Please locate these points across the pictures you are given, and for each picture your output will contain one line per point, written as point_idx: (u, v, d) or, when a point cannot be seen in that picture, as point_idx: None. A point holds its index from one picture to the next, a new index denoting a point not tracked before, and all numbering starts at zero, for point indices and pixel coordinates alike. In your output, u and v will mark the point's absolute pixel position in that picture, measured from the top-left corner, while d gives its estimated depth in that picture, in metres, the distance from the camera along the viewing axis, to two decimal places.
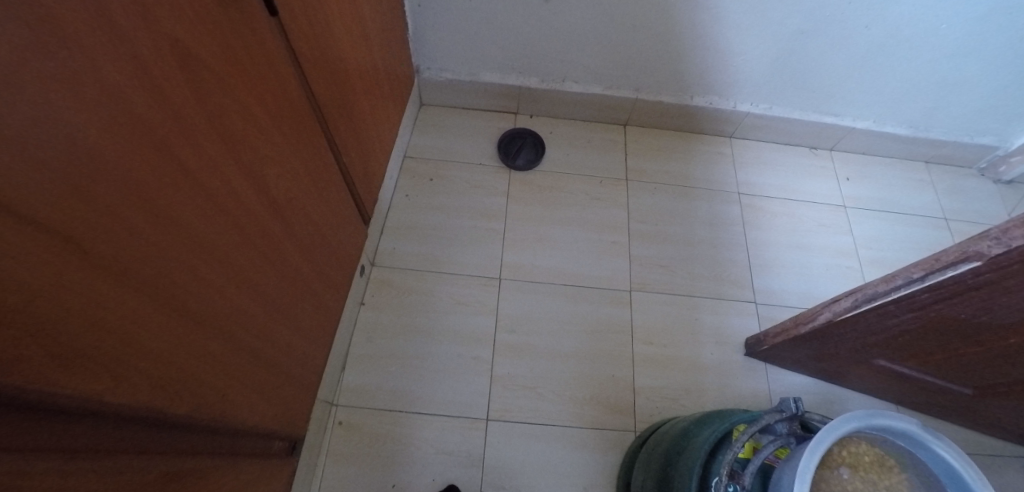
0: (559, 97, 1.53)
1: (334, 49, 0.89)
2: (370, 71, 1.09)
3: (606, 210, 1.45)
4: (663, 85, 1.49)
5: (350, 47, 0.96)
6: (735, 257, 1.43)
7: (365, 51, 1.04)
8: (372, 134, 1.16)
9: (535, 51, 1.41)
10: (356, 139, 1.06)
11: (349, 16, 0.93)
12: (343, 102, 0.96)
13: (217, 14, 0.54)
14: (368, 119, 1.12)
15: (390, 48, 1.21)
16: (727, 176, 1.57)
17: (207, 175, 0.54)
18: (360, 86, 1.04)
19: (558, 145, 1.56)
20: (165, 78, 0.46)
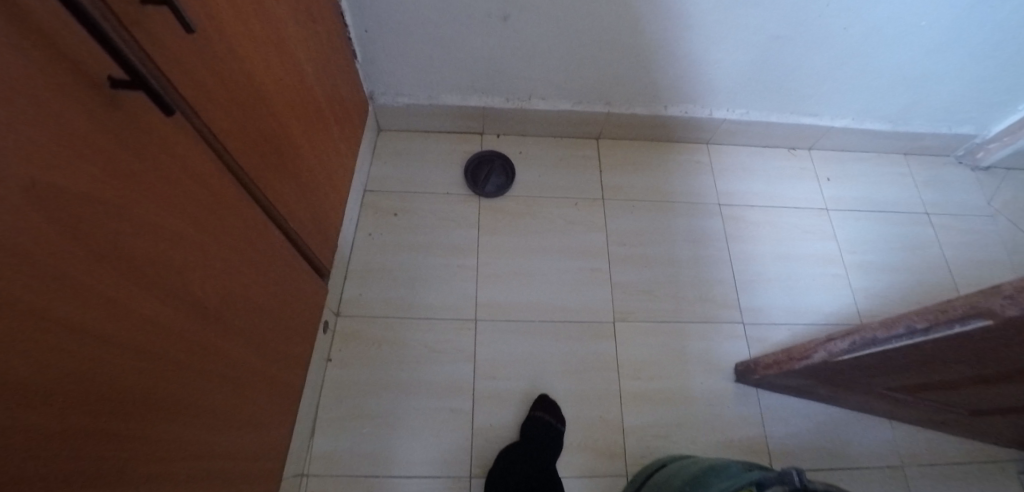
0: (527, 116, 1.43)
1: (266, 110, 0.78)
2: (315, 116, 0.98)
3: (584, 236, 1.38)
4: (635, 96, 1.40)
5: (285, 99, 0.85)
6: (719, 276, 1.37)
7: (307, 96, 0.94)
8: (325, 182, 1.06)
9: (497, 71, 1.31)
10: (305, 195, 0.96)
11: (284, 65, 0.83)
12: (283, 162, 0.86)
13: (92, 132, 0.44)
14: (316, 169, 1.01)
15: (338, 84, 1.10)
16: (705, 188, 1.49)
17: (103, 324, 0.46)
18: (303, 137, 0.94)
19: (529, 166, 1.46)
20: (23, 240, 0.37)
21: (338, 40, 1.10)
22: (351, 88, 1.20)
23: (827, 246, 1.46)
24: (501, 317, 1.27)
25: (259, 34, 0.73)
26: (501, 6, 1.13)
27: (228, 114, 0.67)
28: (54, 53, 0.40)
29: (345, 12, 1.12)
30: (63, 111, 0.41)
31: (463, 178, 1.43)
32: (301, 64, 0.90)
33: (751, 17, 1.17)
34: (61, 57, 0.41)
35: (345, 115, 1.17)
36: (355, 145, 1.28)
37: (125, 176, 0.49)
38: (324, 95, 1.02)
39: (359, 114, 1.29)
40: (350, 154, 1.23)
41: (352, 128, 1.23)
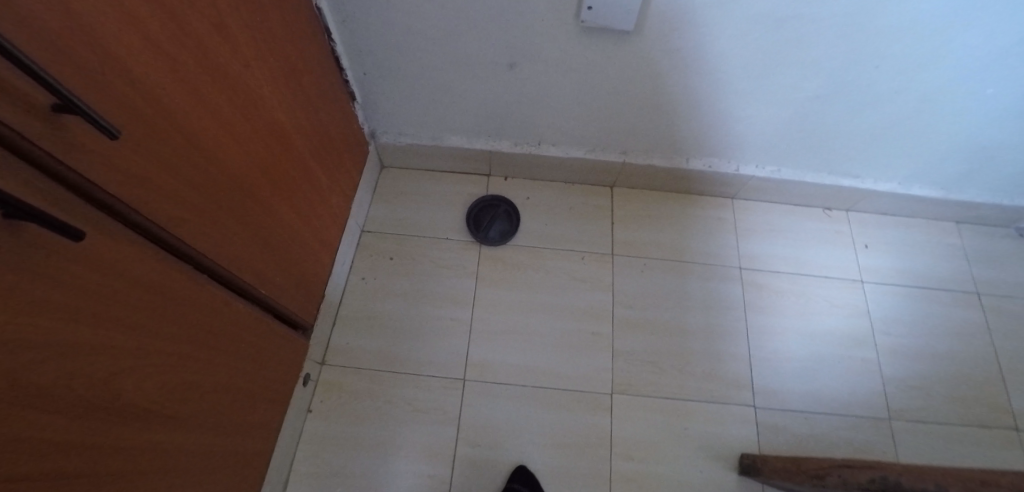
0: (536, 161, 1.35)
1: (235, 180, 0.73)
2: (300, 172, 0.93)
3: (586, 295, 1.30)
4: (653, 147, 1.29)
5: (263, 163, 0.80)
6: (732, 350, 1.27)
7: (290, 154, 0.89)
8: (311, 236, 1.01)
9: (505, 116, 1.23)
10: (284, 256, 0.91)
11: (260, 129, 0.78)
12: (258, 228, 0.81)
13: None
14: (300, 226, 0.96)
15: (330, 131, 1.05)
16: (726, 249, 1.38)
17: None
18: (285, 197, 0.89)
19: (535, 214, 1.39)
20: None
21: (332, 86, 1.06)
22: (347, 131, 1.16)
23: (857, 324, 1.32)
24: (490, 378, 1.20)
25: (225, 105, 0.68)
26: (507, 56, 1.05)
27: (184, 200, 0.62)
28: None
29: (342, 55, 1.08)
30: None
31: (466, 223, 1.37)
32: (283, 123, 0.85)
33: (788, 75, 1.03)
34: None
35: (338, 160, 1.12)
36: (352, 188, 1.23)
37: (38, 311, 0.43)
38: (312, 148, 0.97)
39: (357, 155, 1.24)
40: (345, 198, 1.19)
41: (347, 173, 1.18)
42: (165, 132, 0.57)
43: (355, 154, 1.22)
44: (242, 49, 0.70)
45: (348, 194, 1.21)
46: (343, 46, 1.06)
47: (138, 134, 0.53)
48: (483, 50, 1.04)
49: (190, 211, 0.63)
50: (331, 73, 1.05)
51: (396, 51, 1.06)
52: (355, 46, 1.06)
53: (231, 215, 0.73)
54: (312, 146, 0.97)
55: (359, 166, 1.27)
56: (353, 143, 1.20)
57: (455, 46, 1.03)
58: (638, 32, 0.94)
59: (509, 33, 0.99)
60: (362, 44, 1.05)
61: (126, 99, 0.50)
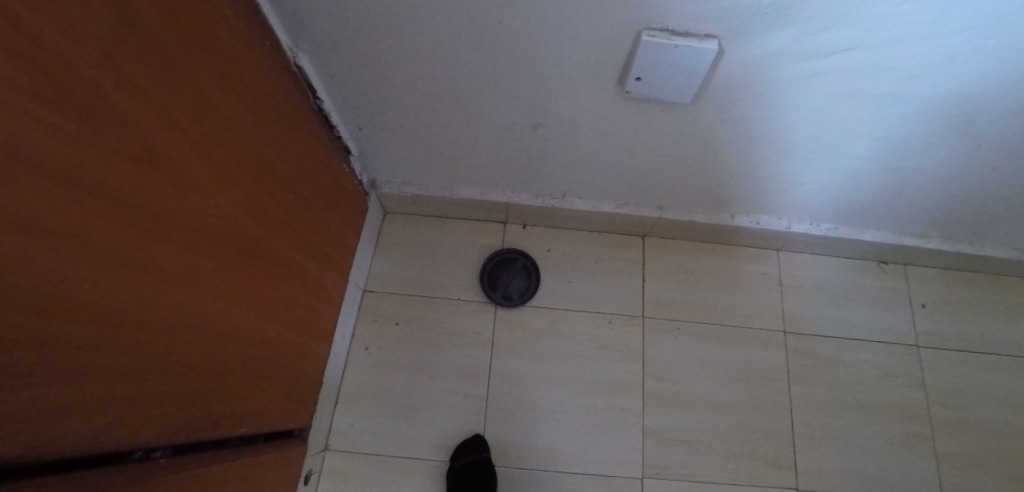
0: (557, 213, 1.20)
1: (205, 326, 0.60)
2: (284, 272, 0.79)
3: (614, 365, 1.17)
4: (692, 202, 1.13)
5: (236, 289, 0.66)
6: (776, 428, 1.14)
7: (272, 258, 0.75)
8: (301, 333, 0.88)
9: (525, 171, 1.07)
10: (270, 373, 0.79)
11: (227, 252, 0.63)
12: (236, 362, 0.68)
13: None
14: (288, 330, 0.83)
15: (321, 207, 0.90)
16: (769, 310, 1.25)
17: None
18: (268, 309, 0.76)
19: (556, 269, 1.25)
20: None
21: (323, 152, 0.90)
22: (343, 195, 1.00)
23: (915, 394, 1.19)
24: (508, 463, 1.09)
25: (174, 251, 0.53)
26: (531, 117, 0.88)
27: (124, 395, 0.49)
28: None
29: (331, 113, 0.90)
30: None
31: (480, 280, 1.23)
32: (259, 230, 0.70)
33: (867, 146, 0.87)
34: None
35: (333, 233, 0.97)
36: (351, 254, 1.09)
37: None
38: (299, 237, 0.83)
39: (356, 214, 1.09)
40: (343, 268, 1.05)
41: (343, 241, 1.03)
42: (85, 334, 0.43)
43: (354, 215, 1.07)
44: (195, 171, 0.55)
45: (347, 262, 1.07)
46: (332, 102, 0.89)
47: (43, 361, 0.39)
48: (502, 111, 0.87)
49: (135, 399, 0.50)
50: (321, 136, 0.88)
51: (396, 108, 0.89)
52: (348, 103, 0.89)
53: (194, 370, 0.60)
54: (299, 236, 0.83)
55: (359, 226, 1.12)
56: (350, 204, 1.04)
57: (468, 105, 0.86)
58: (694, 102, 0.77)
59: (533, 96, 0.82)
60: (357, 102, 0.88)
61: (22, 331, 0.36)
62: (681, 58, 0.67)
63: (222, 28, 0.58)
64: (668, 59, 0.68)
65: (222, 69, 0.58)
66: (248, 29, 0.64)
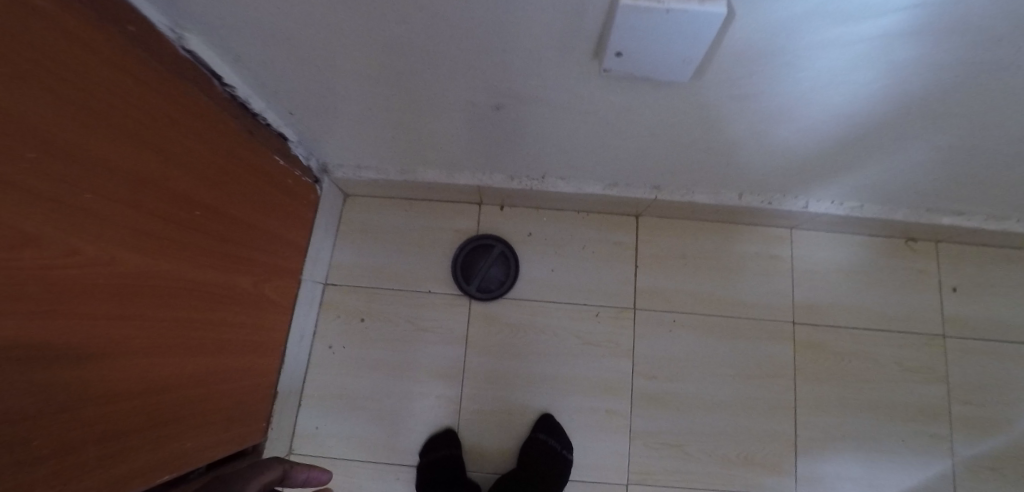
0: (537, 195, 1.06)
1: (88, 399, 0.50)
2: (198, 298, 0.66)
3: (600, 362, 1.06)
4: (691, 182, 0.98)
5: (127, 338, 0.55)
6: (775, 428, 1.06)
7: (177, 288, 0.62)
8: (238, 355, 0.78)
9: (494, 153, 0.91)
10: (199, 409, 0.70)
11: (99, 302, 0.50)
12: (144, 418, 0.59)
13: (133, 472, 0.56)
14: (219, 355, 0.73)
15: (249, 211, 0.76)
16: (775, 297, 1.12)
17: None
18: (182, 345, 0.64)
19: (539, 256, 1.11)
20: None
21: (246, 146, 0.74)
22: (280, 189, 0.85)
23: (933, 389, 1.08)
24: (485, 469, 1.02)
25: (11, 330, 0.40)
26: (492, 97, 0.71)
27: None
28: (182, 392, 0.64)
29: (251, 99, 0.74)
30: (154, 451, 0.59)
31: (454, 269, 1.10)
32: (149, 263, 0.57)
33: (914, 123, 0.69)
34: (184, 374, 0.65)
35: (270, 237, 0.83)
36: (300, 252, 0.96)
37: None
38: (217, 254, 0.69)
39: (303, 208, 0.95)
40: (292, 270, 0.94)
41: (286, 242, 0.89)
42: None
43: (299, 210, 0.93)
44: (26, 216, 0.40)
45: (296, 262, 0.95)
46: (249, 86, 0.72)
47: None
48: (456, 91, 0.70)
49: None
50: (240, 127, 0.73)
51: (328, 91, 0.73)
52: (268, 87, 0.72)
53: (81, 451, 0.49)
54: (217, 253, 0.69)
55: (309, 219, 0.98)
56: (291, 198, 0.90)
57: (412, 85, 0.70)
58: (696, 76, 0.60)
59: (491, 73, 0.65)
60: (277, 85, 0.72)
61: None
62: (675, 26, 0.49)
63: (45, 14, 0.41)
64: (657, 29, 0.50)
65: (51, 66, 0.42)
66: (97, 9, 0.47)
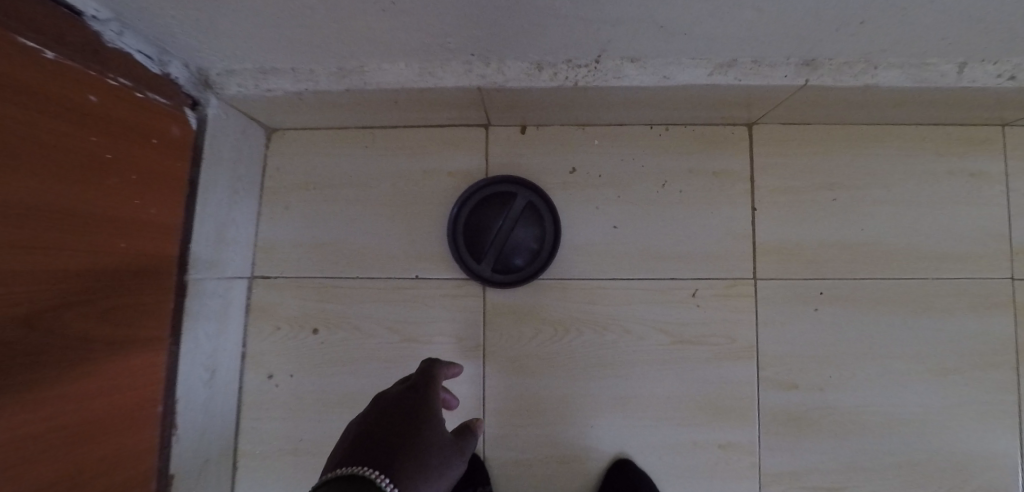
0: (585, 100, 0.60)
1: None
2: None
3: (701, 372, 0.66)
4: (883, 44, 0.51)
5: None
6: (985, 452, 0.66)
7: None
8: (24, 474, 0.38)
9: (502, 12, 0.44)
10: None
11: None
12: None
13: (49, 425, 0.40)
14: None
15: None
16: (984, 243, 0.68)
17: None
18: None
19: (588, 205, 0.68)
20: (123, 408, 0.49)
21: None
22: (66, 119, 0.40)
23: None
24: None
25: None
26: None
27: None
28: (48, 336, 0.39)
29: None
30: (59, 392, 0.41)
31: (451, 239, 0.67)
32: None
33: None
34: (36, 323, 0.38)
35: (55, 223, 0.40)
36: (168, 237, 0.54)
37: None
38: None
39: (152, 154, 0.51)
40: (156, 273, 0.52)
41: (116, 224, 0.47)
42: None
43: (144, 159, 0.50)
44: None
45: (160, 255, 0.53)
46: None
47: None
48: None
49: None
50: None
51: None
52: None
53: None
54: None
55: (181, 174, 0.55)
56: (113, 138, 0.46)
57: None
58: None
59: None
60: None
61: None
62: None
63: None
64: None
65: None
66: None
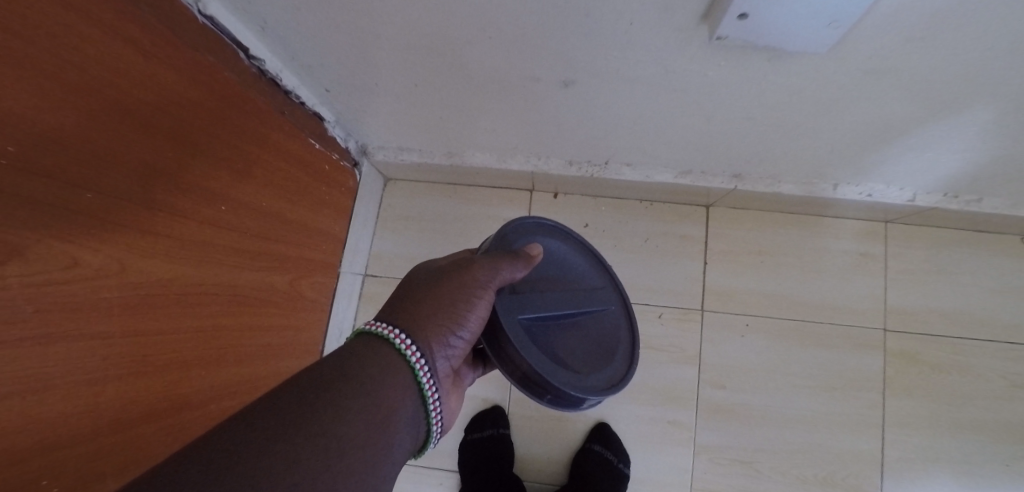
0: (597, 182, 0.95)
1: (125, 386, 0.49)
2: (238, 299, 0.66)
3: (660, 369, 0.97)
4: (778, 171, 0.85)
5: (158, 332, 0.52)
6: (860, 446, 0.94)
7: (222, 289, 0.62)
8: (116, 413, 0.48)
9: (553, 137, 0.80)
10: (246, 388, 0.71)
11: (164, 309, 0.53)
12: (192, 399, 0.59)
13: (297, 312, 0.82)
14: (261, 344, 0.73)
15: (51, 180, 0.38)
16: (864, 301, 0.99)
17: (309, 349, 0.89)
18: (229, 331, 0.65)
19: (595, 250, 1.01)
20: (317, 305, 0.88)
21: (103, 65, 0.42)
22: (157, 130, 0.48)
23: None
24: (533, 479, 0.95)
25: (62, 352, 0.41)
26: (558, 72, 0.60)
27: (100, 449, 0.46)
28: (303, 268, 0.81)
29: (281, 74, 0.69)
30: (301, 297, 0.83)
31: (566, 327, 0.62)
32: (191, 265, 0.56)
33: None
34: (301, 259, 0.81)
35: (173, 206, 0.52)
36: (337, 245, 0.92)
37: None
38: (255, 237, 0.67)
39: (340, 196, 0.90)
40: (328, 263, 0.90)
41: (322, 226, 0.86)
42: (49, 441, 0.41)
43: (258, 169, 0.66)
44: (113, 243, 0.45)
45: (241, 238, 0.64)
46: (277, 59, 0.66)
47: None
48: (516, 68, 0.61)
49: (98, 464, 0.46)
50: (270, 108, 0.67)
51: (369, 67, 0.65)
52: (300, 59, 0.66)
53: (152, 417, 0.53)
54: (253, 234, 0.67)
55: (348, 209, 0.94)
56: (216, 144, 0.57)
57: (453, 65, 0.62)
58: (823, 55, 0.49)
59: (560, 47, 0.54)
60: (311, 57, 0.65)
61: None
62: None
63: (101, 37, 0.42)
64: None
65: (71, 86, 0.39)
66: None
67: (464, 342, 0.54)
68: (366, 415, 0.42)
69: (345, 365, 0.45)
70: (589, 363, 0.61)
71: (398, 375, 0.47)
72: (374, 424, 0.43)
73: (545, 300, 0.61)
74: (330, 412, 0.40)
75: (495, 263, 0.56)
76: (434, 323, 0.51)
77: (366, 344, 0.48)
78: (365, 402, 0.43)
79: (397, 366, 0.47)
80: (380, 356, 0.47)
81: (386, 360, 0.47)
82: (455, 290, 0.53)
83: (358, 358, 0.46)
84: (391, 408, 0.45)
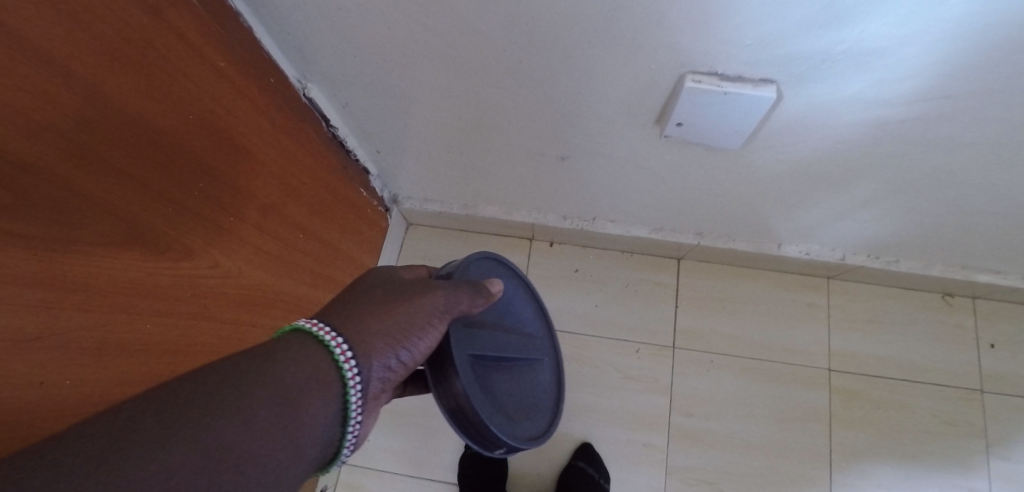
0: (586, 234, 1.14)
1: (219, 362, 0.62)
2: (297, 308, 0.81)
3: (638, 397, 1.12)
4: (731, 231, 1.06)
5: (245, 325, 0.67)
6: (810, 472, 1.07)
7: (289, 299, 0.78)
8: (97, 404, 0.44)
9: (551, 196, 1.00)
10: None
11: (252, 307, 0.68)
12: None
13: None
14: None
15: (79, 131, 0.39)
16: (811, 344, 1.17)
17: None
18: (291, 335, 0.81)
19: (583, 291, 1.19)
20: None
21: (241, 125, 0.60)
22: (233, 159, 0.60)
23: (970, 443, 1.09)
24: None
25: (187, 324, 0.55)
26: (555, 149, 0.81)
27: None
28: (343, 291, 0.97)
29: (347, 138, 0.89)
30: None
31: (506, 371, 0.66)
32: (273, 276, 0.72)
33: (933, 191, 0.77)
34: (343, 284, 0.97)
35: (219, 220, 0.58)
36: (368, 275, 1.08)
37: None
38: (313, 259, 0.83)
39: (373, 235, 1.08)
40: None
41: (357, 257, 1.02)
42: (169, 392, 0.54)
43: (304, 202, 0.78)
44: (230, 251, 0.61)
45: (248, 238, 0.64)
46: (347, 128, 0.87)
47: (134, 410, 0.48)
48: (524, 144, 0.82)
49: None
50: (334, 163, 0.87)
51: (414, 137, 0.86)
52: (362, 129, 0.87)
53: None
54: (311, 256, 0.83)
55: (377, 246, 1.12)
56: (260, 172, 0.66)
57: (478, 139, 0.83)
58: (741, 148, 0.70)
59: (558, 132, 0.76)
60: (371, 128, 0.86)
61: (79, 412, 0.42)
62: (731, 104, 0.58)
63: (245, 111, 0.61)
64: (717, 105, 0.59)
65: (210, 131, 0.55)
66: (234, 58, 0.58)
67: (402, 366, 0.50)
68: (274, 425, 0.37)
69: (264, 362, 0.40)
70: (521, 413, 0.65)
71: (325, 387, 0.42)
72: (279, 434, 0.37)
73: (492, 339, 0.64)
74: (233, 408, 0.36)
75: (457, 295, 0.54)
76: (379, 338, 0.47)
77: (295, 342, 0.43)
78: (275, 408, 0.38)
79: (326, 376, 0.42)
80: (310, 360, 0.42)
81: (315, 364, 0.42)
82: (407, 311, 0.50)
83: (280, 357, 0.41)
84: (306, 423, 0.40)
